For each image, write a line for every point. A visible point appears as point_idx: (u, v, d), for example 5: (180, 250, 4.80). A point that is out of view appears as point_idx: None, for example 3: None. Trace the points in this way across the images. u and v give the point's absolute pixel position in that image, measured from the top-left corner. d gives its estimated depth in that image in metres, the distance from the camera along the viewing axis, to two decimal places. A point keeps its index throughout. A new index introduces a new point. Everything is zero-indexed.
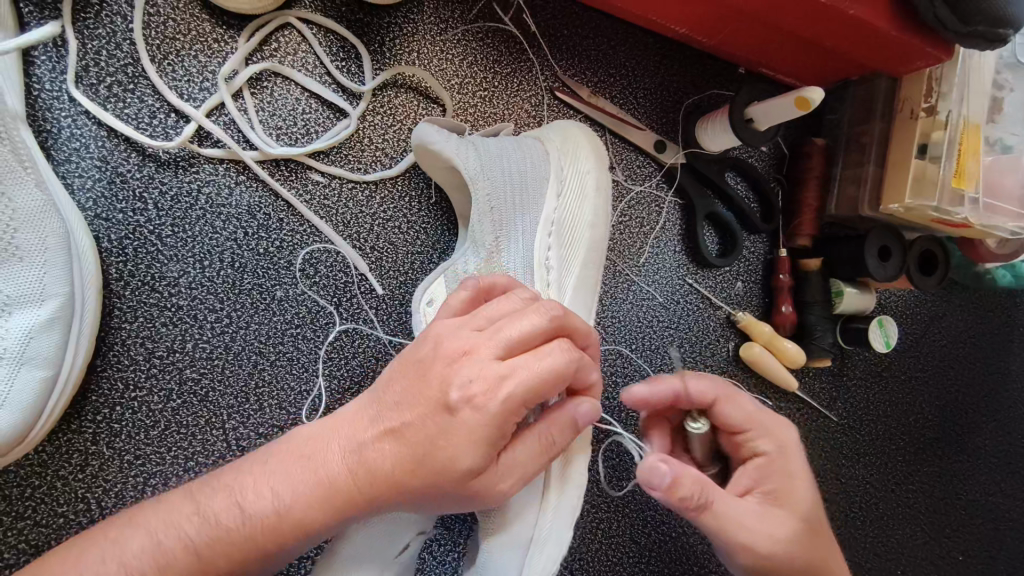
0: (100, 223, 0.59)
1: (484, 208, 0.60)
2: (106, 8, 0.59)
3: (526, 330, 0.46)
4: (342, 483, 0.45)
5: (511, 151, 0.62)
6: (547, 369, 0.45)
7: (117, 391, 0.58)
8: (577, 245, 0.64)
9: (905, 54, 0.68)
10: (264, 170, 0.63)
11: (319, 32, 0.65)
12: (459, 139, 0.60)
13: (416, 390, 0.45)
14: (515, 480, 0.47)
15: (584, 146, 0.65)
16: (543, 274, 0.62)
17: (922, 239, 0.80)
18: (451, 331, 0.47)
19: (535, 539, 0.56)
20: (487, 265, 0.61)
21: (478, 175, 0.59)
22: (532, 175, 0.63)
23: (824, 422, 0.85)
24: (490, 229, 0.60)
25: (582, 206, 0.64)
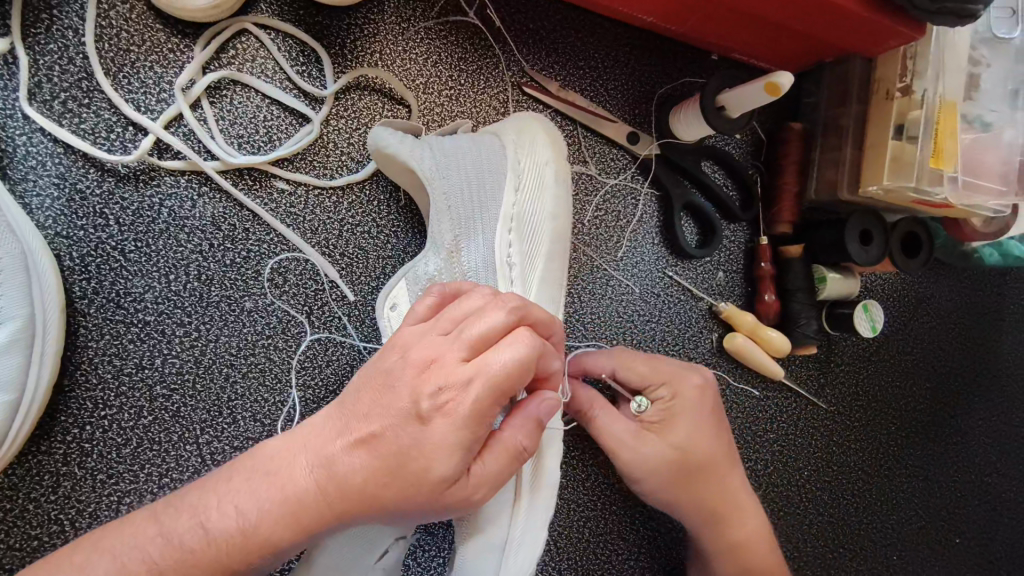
0: (61, 241, 0.58)
1: (441, 207, 0.60)
2: (57, 22, 0.58)
3: (486, 329, 0.46)
4: (305, 498, 0.44)
5: (470, 148, 0.62)
6: (513, 363, 0.44)
7: (87, 410, 0.58)
8: (540, 238, 0.62)
9: (876, 34, 0.67)
10: (226, 180, 0.62)
11: (277, 37, 0.64)
12: (415, 141, 0.60)
13: (379, 401, 0.45)
14: (488, 490, 0.46)
15: (544, 138, 0.63)
16: (505, 273, 0.61)
17: (905, 221, 0.79)
18: (417, 337, 0.47)
19: (510, 542, 0.55)
20: (450, 266, 0.60)
21: (434, 174, 0.59)
22: (491, 173, 0.62)
23: (814, 410, 0.84)
24: (449, 229, 0.60)
25: (544, 200, 0.62)
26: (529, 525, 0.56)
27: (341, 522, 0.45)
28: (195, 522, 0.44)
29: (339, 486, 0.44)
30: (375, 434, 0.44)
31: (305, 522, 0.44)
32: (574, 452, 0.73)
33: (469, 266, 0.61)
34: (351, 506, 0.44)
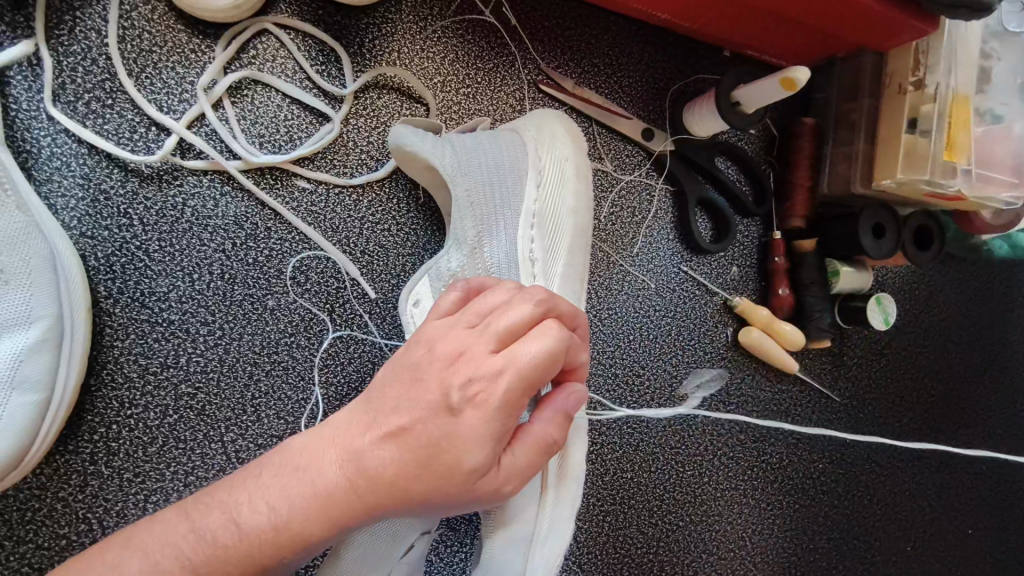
0: (86, 241, 0.58)
1: (464, 205, 0.59)
2: (80, 23, 0.59)
3: (513, 322, 0.46)
4: (340, 494, 0.43)
5: (489, 144, 0.62)
6: (542, 354, 0.45)
7: (113, 409, 0.58)
8: (559, 234, 0.63)
9: (890, 28, 0.67)
10: (249, 179, 0.62)
11: (297, 37, 0.65)
12: (436, 139, 0.60)
13: (409, 393, 0.45)
14: (516, 482, 0.47)
15: (563, 137, 0.65)
16: (527, 268, 0.62)
17: (917, 215, 0.79)
18: (444, 331, 0.47)
19: (537, 533, 0.56)
20: (473, 262, 0.60)
21: (456, 172, 0.59)
22: (511, 169, 0.62)
23: (828, 402, 0.85)
24: (473, 226, 0.60)
25: (563, 197, 0.64)
26: (553, 514, 0.57)
27: (374, 516, 0.45)
28: (229, 516, 0.44)
29: (372, 477, 0.44)
30: (407, 428, 0.44)
31: (340, 515, 0.44)
32: (592, 446, 0.74)
33: (491, 260, 0.61)
34: (384, 500, 0.44)
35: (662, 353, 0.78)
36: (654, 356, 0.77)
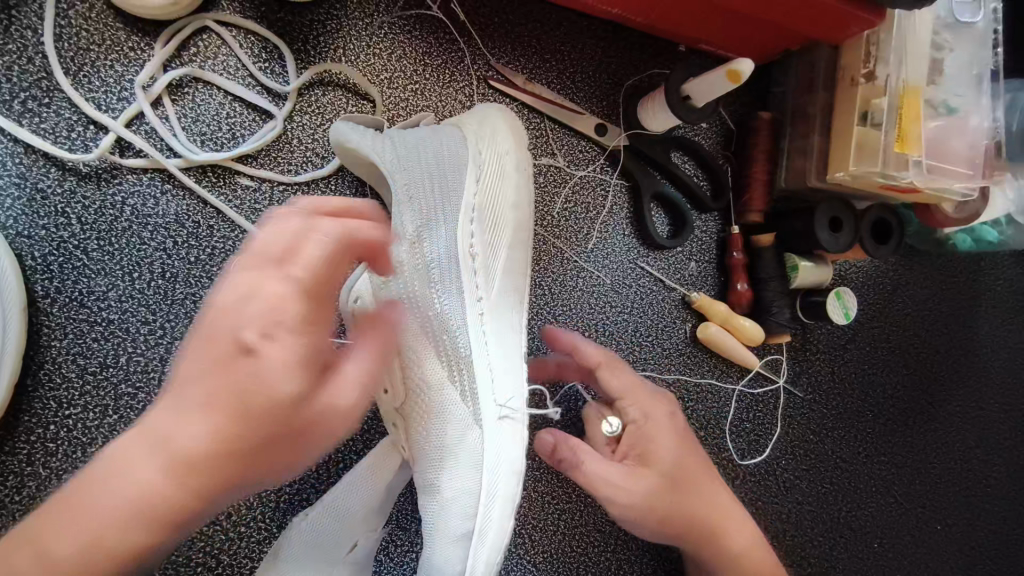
0: (22, 241, 0.58)
1: (401, 198, 0.59)
2: (15, 22, 0.58)
3: (263, 247, 0.42)
4: (151, 491, 0.39)
5: (429, 138, 0.62)
6: (317, 273, 0.41)
7: (51, 410, 0.58)
8: (503, 227, 0.63)
9: (837, 19, 0.67)
10: (190, 177, 0.62)
11: (239, 34, 0.64)
12: (375, 134, 0.60)
13: (204, 350, 0.40)
14: (349, 411, 0.43)
15: (503, 129, 0.64)
16: (468, 264, 0.60)
17: (874, 208, 0.78)
18: (239, 278, 0.42)
19: (478, 532, 0.55)
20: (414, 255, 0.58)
21: (394, 167, 0.59)
22: (450, 162, 0.61)
23: (790, 398, 0.85)
24: (413, 217, 0.59)
25: (504, 187, 0.63)
26: (491, 514, 0.55)
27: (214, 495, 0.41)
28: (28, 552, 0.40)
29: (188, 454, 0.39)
30: (214, 386, 0.39)
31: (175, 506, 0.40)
32: None
33: (432, 250, 0.59)
34: (228, 468, 0.39)
35: (619, 349, 0.77)
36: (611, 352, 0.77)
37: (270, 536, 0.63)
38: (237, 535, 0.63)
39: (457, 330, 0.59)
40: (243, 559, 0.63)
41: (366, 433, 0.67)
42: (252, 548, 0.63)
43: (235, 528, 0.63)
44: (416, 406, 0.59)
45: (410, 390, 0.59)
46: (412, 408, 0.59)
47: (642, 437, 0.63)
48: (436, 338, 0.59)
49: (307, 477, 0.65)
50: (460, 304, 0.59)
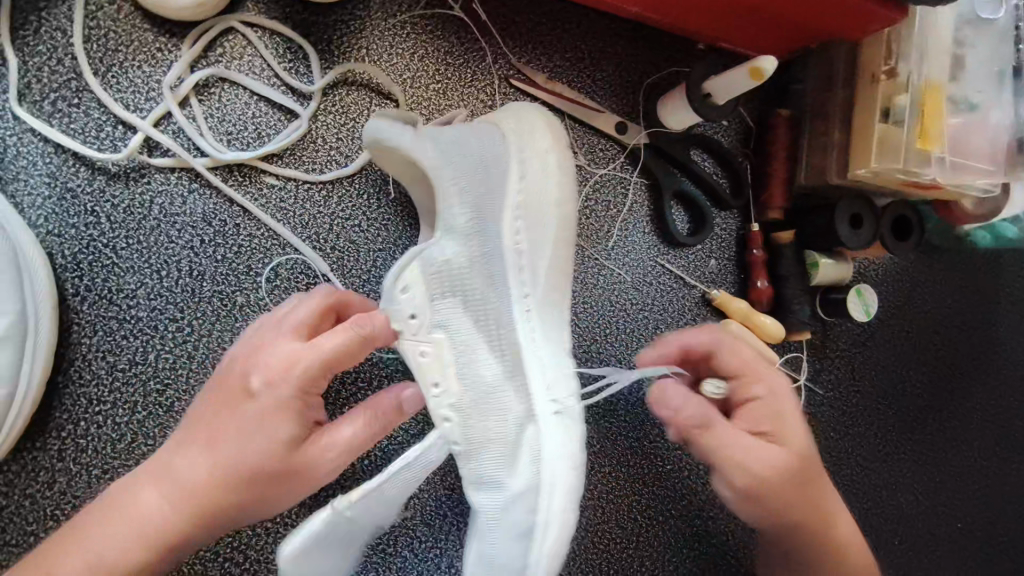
0: (53, 239, 0.59)
1: (453, 196, 0.59)
2: (45, 24, 0.59)
3: (295, 320, 0.53)
4: (157, 520, 0.49)
5: (471, 135, 0.62)
6: (324, 349, 0.50)
7: (82, 406, 0.58)
8: (544, 224, 0.64)
9: (858, 16, 0.67)
10: (216, 177, 0.62)
11: (265, 35, 0.65)
12: (418, 132, 0.59)
13: (224, 400, 0.51)
14: (340, 452, 0.52)
15: (541, 126, 0.65)
16: (516, 259, 0.61)
17: (894, 205, 0.79)
18: (260, 345, 0.52)
19: (546, 526, 0.52)
20: (466, 248, 0.59)
21: (443, 165, 0.59)
22: (492, 159, 0.62)
23: (810, 395, 0.85)
24: (462, 211, 0.60)
25: (546, 182, 0.65)
26: (553, 506, 0.52)
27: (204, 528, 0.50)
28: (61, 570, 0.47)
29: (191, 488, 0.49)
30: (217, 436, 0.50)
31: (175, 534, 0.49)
32: None
33: (480, 243, 0.60)
34: (225, 497, 0.49)
35: (640, 347, 0.77)
36: (632, 350, 0.77)
37: (296, 533, 0.64)
38: (265, 531, 0.63)
39: (507, 324, 0.59)
40: (270, 555, 0.63)
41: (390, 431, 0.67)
42: (279, 544, 0.63)
43: (262, 525, 0.63)
44: (473, 401, 0.55)
45: (465, 385, 0.55)
46: (472, 402, 0.55)
47: (773, 413, 0.61)
48: (488, 332, 0.57)
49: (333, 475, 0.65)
50: (506, 300, 0.60)
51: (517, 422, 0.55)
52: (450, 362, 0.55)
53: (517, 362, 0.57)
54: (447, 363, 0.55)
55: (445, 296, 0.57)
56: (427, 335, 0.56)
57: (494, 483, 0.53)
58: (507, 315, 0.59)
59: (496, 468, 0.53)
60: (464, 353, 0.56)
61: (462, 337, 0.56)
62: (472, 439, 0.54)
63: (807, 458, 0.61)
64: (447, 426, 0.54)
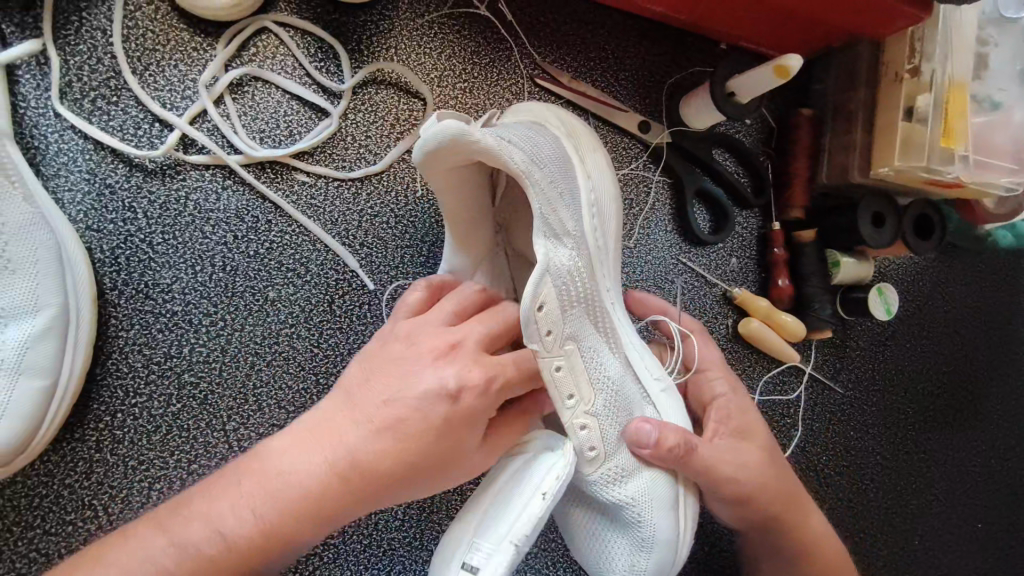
0: (92, 234, 0.60)
1: (549, 197, 0.53)
2: (86, 24, 0.61)
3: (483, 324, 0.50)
4: (324, 491, 0.45)
5: (538, 134, 0.55)
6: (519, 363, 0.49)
7: (118, 398, 0.59)
8: (611, 217, 0.60)
9: (882, 15, 0.67)
10: (249, 174, 0.64)
11: (297, 35, 0.66)
12: (490, 131, 0.51)
13: (404, 380, 0.47)
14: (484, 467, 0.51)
15: (576, 125, 0.62)
16: (600, 258, 0.57)
17: (916, 204, 0.79)
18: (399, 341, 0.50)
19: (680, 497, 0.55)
20: (576, 256, 0.54)
21: (534, 168, 0.52)
22: (562, 154, 0.56)
23: (830, 394, 0.85)
24: (564, 215, 0.54)
25: (608, 178, 0.61)
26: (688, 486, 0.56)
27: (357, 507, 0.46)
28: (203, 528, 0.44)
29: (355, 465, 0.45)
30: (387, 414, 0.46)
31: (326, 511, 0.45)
32: None
33: (580, 245, 0.55)
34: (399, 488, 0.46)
35: None
36: None
37: None
38: None
39: (607, 322, 0.57)
40: None
41: None
42: None
43: None
44: (607, 404, 0.53)
45: (598, 390, 0.53)
46: (602, 406, 0.53)
47: (735, 410, 0.62)
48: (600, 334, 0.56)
49: None
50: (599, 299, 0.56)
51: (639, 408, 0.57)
52: (583, 374, 0.52)
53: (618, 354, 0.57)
54: (582, 375, 0.52)
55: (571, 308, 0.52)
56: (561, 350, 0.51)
57: (625, 470, 0.53)
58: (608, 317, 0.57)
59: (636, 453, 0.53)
60: (589, 359, 0.54)
61: (588, 344, 0.54)
62: (607, 442, 0.52)
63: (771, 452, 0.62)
64: (584, 435, 0.51)
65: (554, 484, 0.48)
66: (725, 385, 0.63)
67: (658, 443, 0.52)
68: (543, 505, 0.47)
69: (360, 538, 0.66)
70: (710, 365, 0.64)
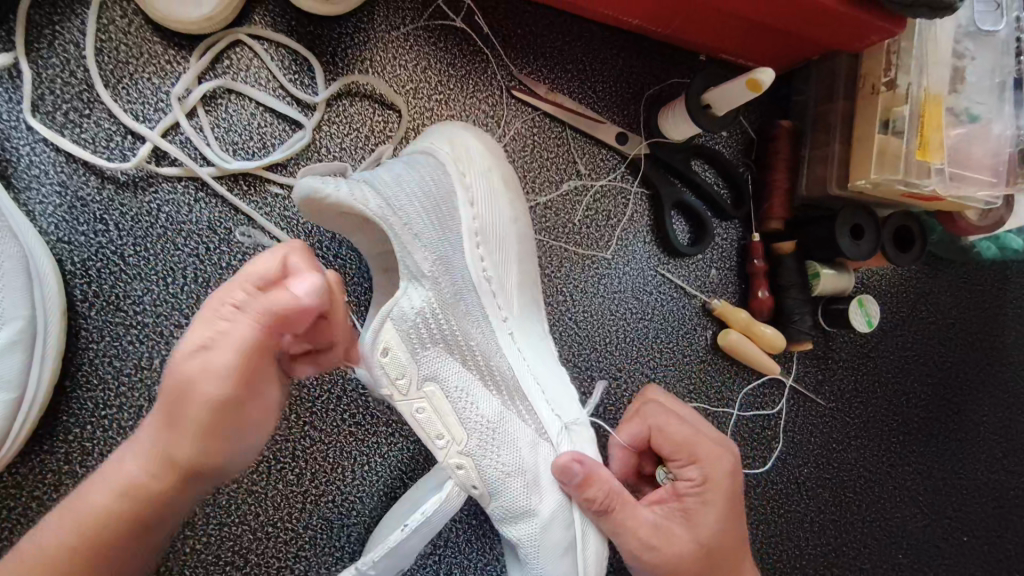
0: (63, 246, 0.60)
1: (407, 238, 0.56)
2: (58, 37, 0.61)
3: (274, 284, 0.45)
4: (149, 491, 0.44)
5: (406, 173, 0.57)
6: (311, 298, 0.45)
7: (88, 410, 0.60)
8: (501, 244, 0.60)
9: (856, 30, 0.67)
10: (222, 186, 0.64)
11: (271, 47, 0.66)
12: (349, 181, 0.55)
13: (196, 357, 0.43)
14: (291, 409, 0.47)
15: (474, 145, 0.61)
16: (485, 288, 0.59)
17: (896, 216, 0.78)
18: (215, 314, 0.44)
19: (579, 539, 0.57)
20: (434, 294, 0.57)
21: (383, 211, 0.54)
22: (437, 193, 0.58)
23: (812, 406, 0.84)
24: (424, 256, 0.56)
25: (497, 203, 0.60)
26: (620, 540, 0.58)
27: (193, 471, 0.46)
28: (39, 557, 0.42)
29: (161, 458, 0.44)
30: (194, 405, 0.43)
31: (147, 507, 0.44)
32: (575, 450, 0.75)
33: (451, 278, 0.58)
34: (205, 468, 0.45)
35: (639, 355, 0.78)
36: (630, 358, 0.78)
37: (295, 537, 0.65)
38: (265, 536, 0.64)
39: (489, 352, 0.59)
40: (270, 560, 0.64)
41: (389, 438, 0.68)
42: (279, 549, 0.64)
43: (263, 528, 0.64)
44: (479, 442, 0.56)
45: (467, 429, 0.56)
46: (477, 445, 0.56)
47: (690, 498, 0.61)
48: (475, 369, 0.59)
49: (331, 480, 0.66)
50: (488, 333, 0.59)
51: (532, 446, 0.58)
52: (449, 412, 0.56)
53: (504, 391, 0.59)
54: (446, 415, 0.56)
55: (428, 346, 0.56)
56: (419, 392, 0.56)
57: (511, 511, 0.56)
58: (491, 346, 0.59)
59: (526, 499, 0.56)
60: (456, 400, 0.57)
61: (452, 380, 0.57)
62: (485, 479, 0.56)
63: (716, 548, 0.60)
64: (461, 473, 0.55)
65: (418, 519, 0.52)
66: (697, 470, 0.62)
67: (584, 483, 0.56)
68: (400, 537, 0.51)
69: (331, 551, 0.65)
70: (684, 444, 0.63)
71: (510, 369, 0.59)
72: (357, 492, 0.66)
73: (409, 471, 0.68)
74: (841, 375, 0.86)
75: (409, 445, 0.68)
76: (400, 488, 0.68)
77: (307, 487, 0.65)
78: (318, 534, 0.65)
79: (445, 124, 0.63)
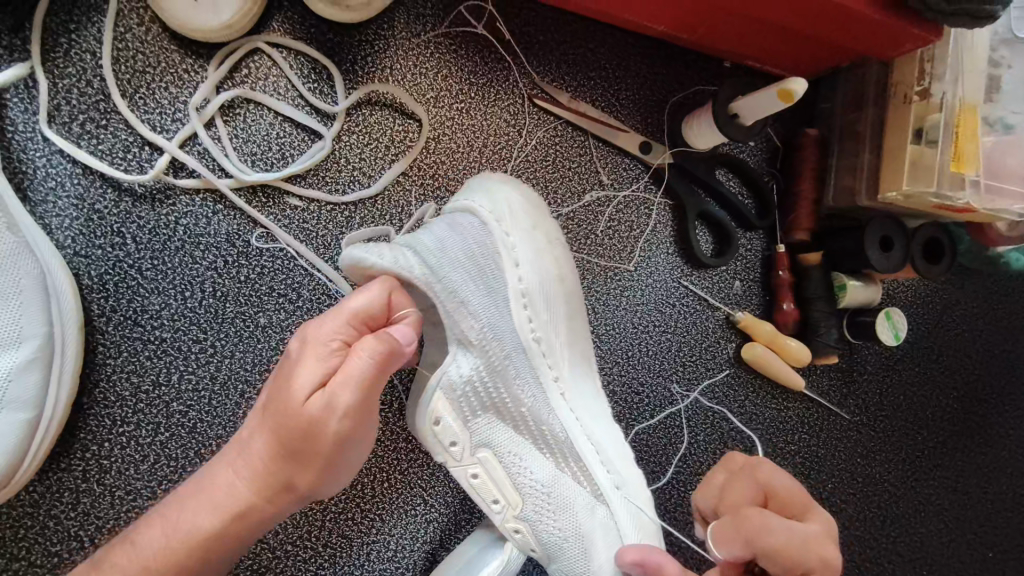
0: (80, 260, 0.59)
1: (454, 307, 0.55)
2: (75, 46, 0.60)
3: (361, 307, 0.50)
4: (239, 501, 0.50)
5: (451, 236, 0.56)
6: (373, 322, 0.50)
7: (105, 427, 0.58)
8: (552, 303, 0.58)
9: (891, 38, 0.65)
10: (241, 198, 0.63)
11: (289, 56, 0.65)
12: (394, 247, 0.55)
13: (280, 388, 0.49)
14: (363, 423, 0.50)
15: (519, 202, 0.58)
16: (535, 351, 0.57)
17: (927, 227, 0.76)
18: (316, 323, 0.50)
19: None
20: (482, 363, 0.57)
21: (429, 279, 0.55)
22: (483, 256, 0.56)
23: (836, 420, 0.83)
24: (471, 324, 0.56)
25: (542, 263, 0.57)
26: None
27: (281, 501, 0.51)
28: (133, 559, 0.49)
29: (253, 478, 0.50)
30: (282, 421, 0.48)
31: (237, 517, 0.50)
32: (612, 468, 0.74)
33: (497, 344, 0.57)
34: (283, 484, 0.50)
35: (661, 370, 0.76)
36: (651, 373, 0.76)
37: (316, 556, 0.63)
38: (285, 554, 0.63)
39: (543, 418, 0.58)
40: None
41: (409, 455, 0.67)
42: (297, 567, 0.63)
43: (282, 545, 0.63)
44: (535, 508, 0.58)
45: (523, 495, 0.58)
46: (531, 509, 0.58)
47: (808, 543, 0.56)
48: (528, 434, 0.59)
49: (351, 497, 0.65)
50: (536, 392, 0.58)
51: (589, 507, 0.58)
52: (502, 478, 0.58)
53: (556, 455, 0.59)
54: (501, 480, 0.58)
55: (477, 414, 0.57)
56: (472, 458, 0.58)
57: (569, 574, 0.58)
58: (541, 407, 0.58)
59: (580, 565, 0.57)
60: (507, 462, 0.58)
61: (505, 446, 0.58)
62: (542, 543, 0.58)
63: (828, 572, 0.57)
64: (519, 536, 0.59)
65: None
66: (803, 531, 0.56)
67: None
68: None
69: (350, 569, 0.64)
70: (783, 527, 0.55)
71: (563, 430, 0.58)
72: (377, 511, 0.65)
73: (428, 488, 0.67)
74: (865, 388, 0.84)
75: (431, 462, 0.67)
76: (419, 506, 0.66)
77: (328, 504, 0.64)
78: (338, 553, 0.64)
79: (487, 174, 0.60)
